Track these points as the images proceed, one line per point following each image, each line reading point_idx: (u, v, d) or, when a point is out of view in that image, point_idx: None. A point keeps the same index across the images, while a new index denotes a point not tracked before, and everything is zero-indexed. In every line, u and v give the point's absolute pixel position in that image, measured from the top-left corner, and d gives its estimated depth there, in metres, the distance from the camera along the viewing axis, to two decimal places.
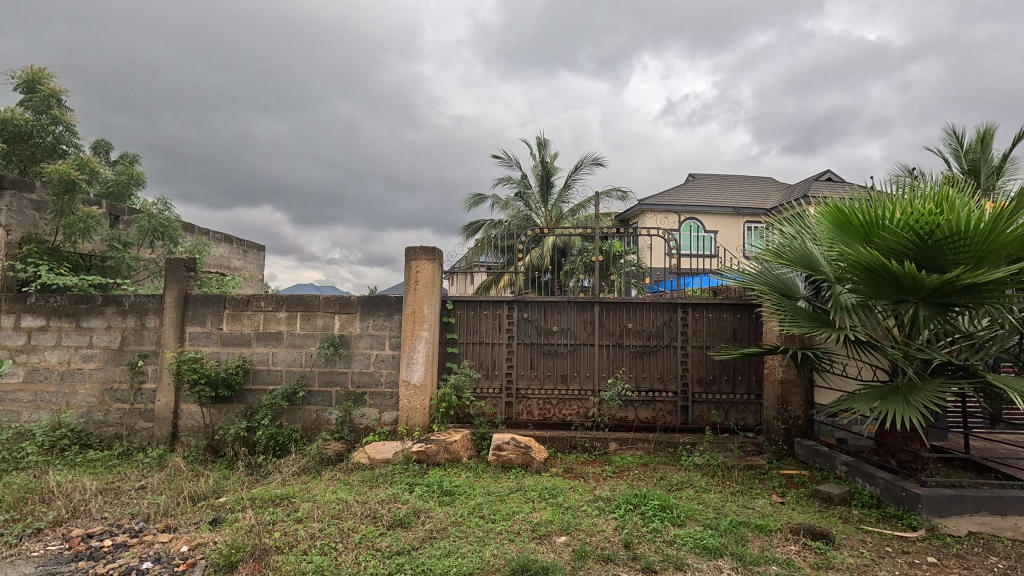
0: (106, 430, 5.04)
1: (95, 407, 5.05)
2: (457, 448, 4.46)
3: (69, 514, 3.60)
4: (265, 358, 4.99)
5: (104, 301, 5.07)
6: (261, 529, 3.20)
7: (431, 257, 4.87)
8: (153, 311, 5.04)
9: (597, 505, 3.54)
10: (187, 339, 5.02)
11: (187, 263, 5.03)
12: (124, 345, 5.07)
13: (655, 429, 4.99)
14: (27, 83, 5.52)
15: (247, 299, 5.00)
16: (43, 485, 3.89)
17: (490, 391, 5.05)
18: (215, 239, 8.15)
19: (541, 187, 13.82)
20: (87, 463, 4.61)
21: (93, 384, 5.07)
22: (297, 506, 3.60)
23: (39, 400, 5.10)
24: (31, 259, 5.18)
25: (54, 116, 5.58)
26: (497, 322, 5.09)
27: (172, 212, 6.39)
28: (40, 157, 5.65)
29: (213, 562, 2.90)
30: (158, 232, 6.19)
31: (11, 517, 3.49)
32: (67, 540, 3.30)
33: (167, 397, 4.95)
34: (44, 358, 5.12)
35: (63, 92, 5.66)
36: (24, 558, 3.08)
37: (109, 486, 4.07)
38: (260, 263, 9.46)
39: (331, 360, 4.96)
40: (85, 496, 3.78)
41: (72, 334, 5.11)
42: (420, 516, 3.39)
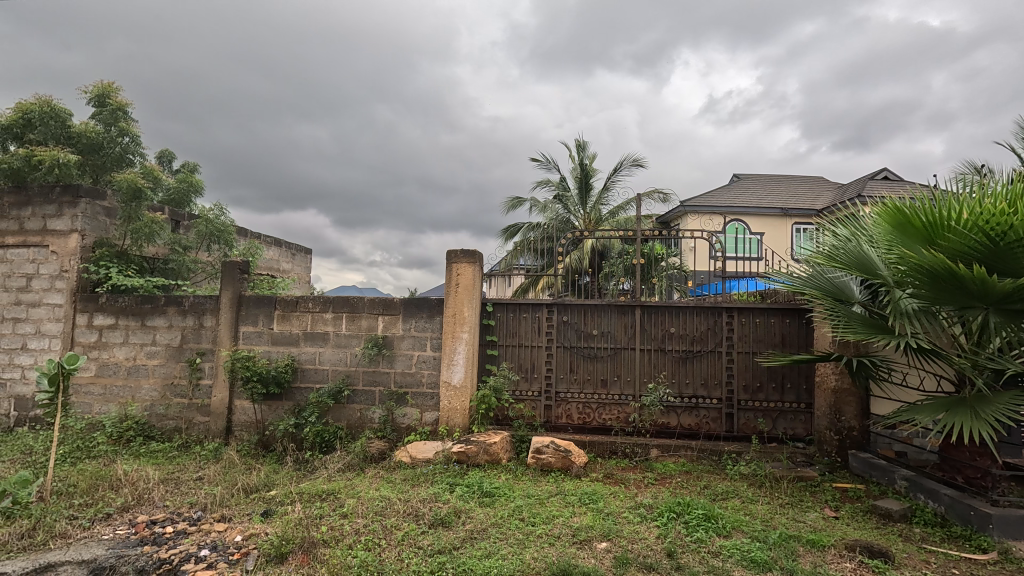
0: (167, 423, 5.34)
1: (158, 401, 5.37)
2: (497, 450, 4.48)
3: (135, 500, 3.84)
4: (313, 358, 5.17)
5: (166, 301, 5.38)
6: (310, 522, 3.33)
7: (471, 260, 4.92)
8: (209, 311, 5.32)
9: (639, 512, 3.48)
10: (241, 338, 5.27)
11: (241, 265, 5.26)
12: (184, 343, 5.36)
13: (698, 437, 4.87)
14: (98, 98, 6.01)
15: (296, 300, 5.20)
16: (112, 473, 4.16)
17: (529, 394, 5.05)
18: (266, 243, 8.52)
19: (579, 189, 13.70)
20: (150, 454, 4.90)
21: (156, 379, 5.38)
22: (342, 502, 3.71)
23: (108, 394, 5.46)
24: (103, 262, 5.57)
25: (121, 128, 6.01)
26: (536, 324, 5.08)
27: (227, 217, 6.70)
28: (110, 167, 6.08)
29: (265, 552, 3.03)
30: (215, 236, 6.52)
31: (85, 501, 3.76)
32: (132, 525, 3.52)
33: (222, 393, 5.20)
34: (113, 355, 5.48)
35: (128, 104, 6.08)
36: (95, 540, 3.31)
37: (170, 475, 4.32)
38: (307, 266, 9.84)
39: (374, 360, 5.09)
40: (149, 484, 4.02)
41: (137, 331, 5.44)
42: (461, 516, 3.43)
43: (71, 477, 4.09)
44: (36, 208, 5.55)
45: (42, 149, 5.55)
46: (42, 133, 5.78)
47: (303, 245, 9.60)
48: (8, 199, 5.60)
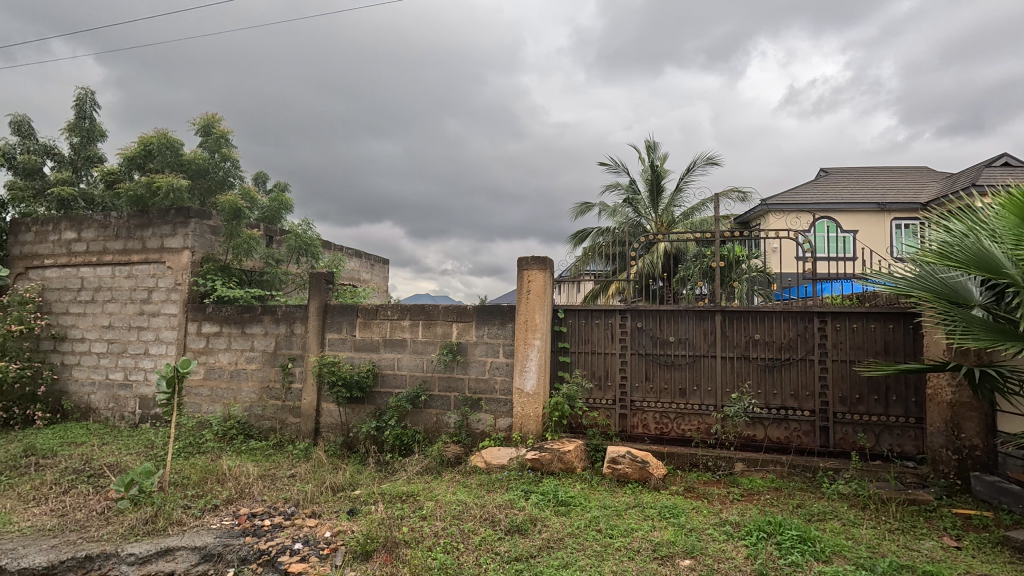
0: (264, 423, 5.77)
1: (256, 402, 5.83)
2: (571, 459, 4.42)
3: (238, 494, 4.18)
4: (392, 364, 5.39)
5: (263, 310, 5.85)
6: (392, 522, 3.46)
7: (542, 266, 4.93)
8: (299, 319, 5.72)
9: (724, 529, 3.29)
10: (327, 344, 5.60)
11: (326, 276, 5.61)
12: (278, 349, 5.79)
13: (788, 451, 4.53)
14: (204, 128, 6.69)
15: (376, 308, 5.45)
16: (219, 468, 4.57)
17: (603, 402, 4.94)
18: (348, 254, 9.03)
19: (651, 191, 13.33)
20: (250, 451, 5.33)
21: (254, 382, 5.85)
22: (421, 504, 3.83)
23: (214, 395, 6.01)
24: (209, 275, 6.16)
25: (224, 154, 6.69)
26: (609, 331, 4.98)
27: (313, 232, 7.17)
28: (214, 189, 6.76)
29: (351, 549, 3.18)
30: (303, 249, 7.00)
31: (197, 492, 4.16)
32: (236, 517, 3.84)
33: (311, 396, 5.56)
34: (218, 359, 6.02)
35: (229, 132, 6.76)
36: (206, 529, 3.64)
37: (267, 472, 4.67)
38: (385, 276, 10.32)
39: (449, 366, 5.22)
40: (249, 480, 4.37)
41: (238, 338, 5.96)
42: (537, 524, 3.41)
43: (185, 470, 4.54)
44: (155, 229, 6.23)
45: (160, 177, 6.27)
46: (159, 162, 6.52)
47: (381, 256, 10.08)
48: (133, 221, 6.34)
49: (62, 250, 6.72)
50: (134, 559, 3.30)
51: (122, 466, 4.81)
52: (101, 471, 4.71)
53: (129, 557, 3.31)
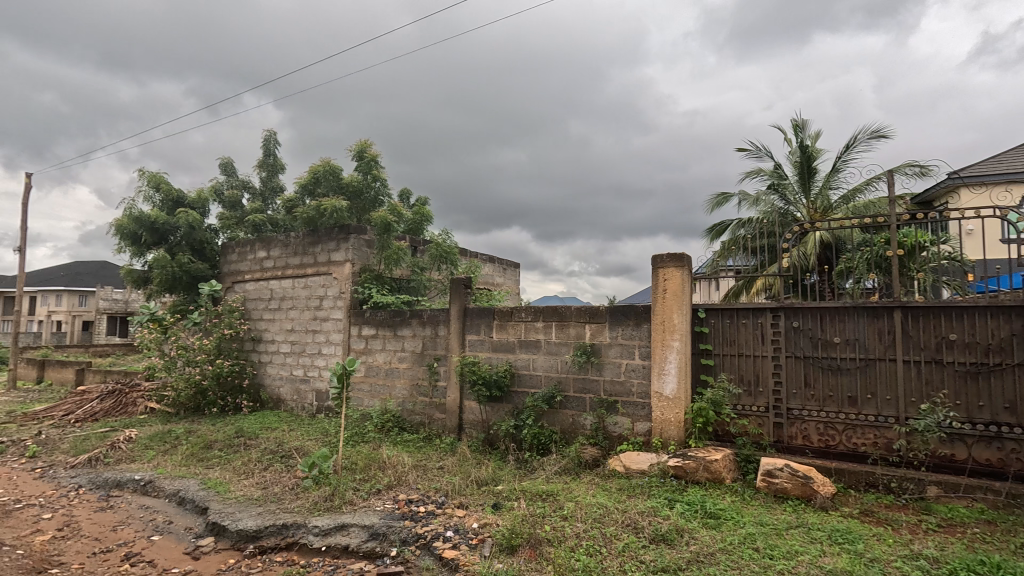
0: (415, 417, 6.31)
1: (407, 398, 6.40)
2: (719, 468, 4.12)
3: (397, 481, 4.62)
4: (528, 364, 5.54)
5: (411, 314, 6.42)
6: (535, 519, 3.54)
7: (679, 263, 4.68)
8: (442, 322, 6.16)
9: (917, 564, 2.80)
10: (467, 345, 5.95)
11: (465, 281, 5.97)
12: (424, 350, 6.31)
13: (1004, 477, 3.71)
14: (358, 153, 7.54)
15: (511, 311, 5.65)
16: (380, 456, 5.10)
17: (754, 409, 4.52)
18: (483, 260, 9.50)
19: (801, 175, 11.92)
20: (404, 442, 5.87)
21: (406, 380, 6.43)
22: (562, 504, 3.87)
23: (373, 390, 6.73)
24: (366, 284, 6.97)
25: (374, 175, 7.50)
26: (758, 332, 4.54)
27: (451, 240, 7.69)
28: (368, 208, 7.62)
29: (498, 542, 3.33)
30: (443, 257, 7.55)
31: (364, 477, 4.69)
32: (395, 501, 4.24)
33: (455, 394, 5.94)
34: (375, 359, 6.73)
35: (378, 155, 7.54)
36: (373, 510, 4.09)
37: (420, 462, 5.10)
38: (517, 279, 10.66)
39: (583, 367, 5.21)
40: (405, 469, 4.81)
41: (391, 340, 6.60)
42: (684, 535, 3.24)
43: (353, 457, 5.15)
44: (323, 245, 7.20)
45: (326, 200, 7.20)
46: (325, 187, 7.51)
47: (512, 260, 10.44)
48: (306, 240, 7.39)
49: (257, 266, 8.08)
50: (317, 531, 3.82)
51: (305, 450, 5.62)
52: (290, 453, 5.55)
53: (314, 529, 3.84)
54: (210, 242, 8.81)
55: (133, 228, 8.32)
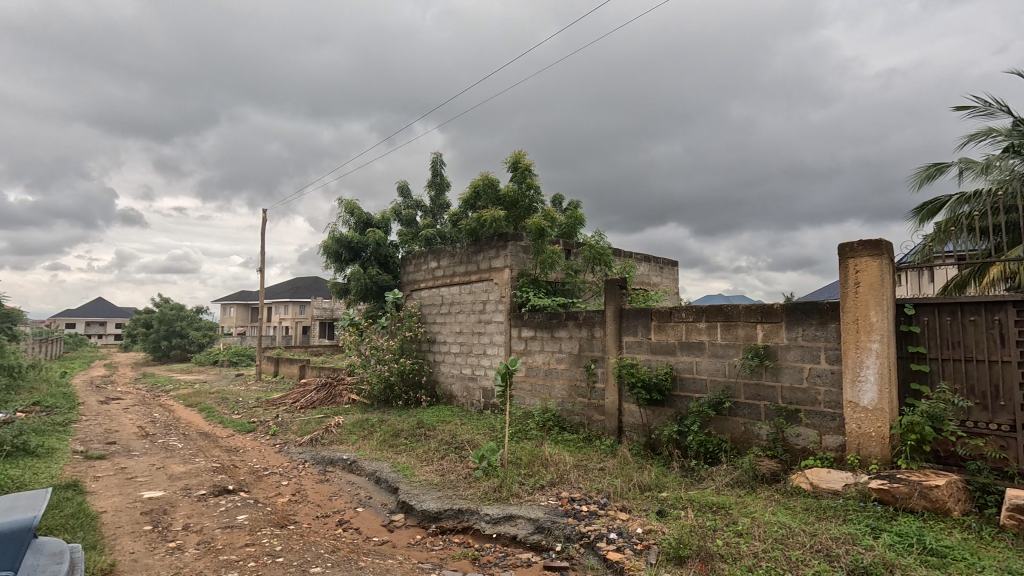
0: (574, 417, 6.39)
1: (566, 398, 6.52)
2: (943, 497, 3.38)
3: (559, 478, 4.74)
4: (691, 367, 5.23)
5: (567, 316, 6.55)
6: (706, 532, 3.33)
7: (876, 251, 3.99)
8: (598, 323, 6.17)
9: None
10: (625, 347, 5.84)
11: (620, 282, 5.87)
12: (581, 351, 6.37)
13: None
14: (513, 165, 7.97)
15: (670, 311, 5.41)
16: (542, 454, 5.29)
17: (992, 428, 3.63)
18: (638, 260, 9.26)
19: None
20: (565, 441, 5.98)
21: (564, 380, 6.57)
22: (736, 518, 3.58)
23: (534, 390, 6.99)
24: (523, 288, 7.35)
25: (529, 184, 7.87)
26: (996, 331, 3.64)
27: (605, 242, 7.66)
28: (523, 215, 8.01)
29: (664, 550, 3.22)
30: (597, 259, 7.56)
31: (528, 471, 4.91)
32: (559, 498, 4.36)
33: (613, 396, 5.87)
34: (535, 359, 6.99)
35: (531, 164, 7.89)
36: (537, 505, 4.25)
37: (581, 462, 5.16)
38: (675, 278, 10.16)
39: (756, 372, 4.75)
40: (567, 468, 4.91)
41: (549, 341, 6.80)
42: (894, 571, 2.74)
43: (518, 452, 5.43)
44: (485, 253, 7.74)
45: (485, 211, 7.74)
46: (484, 200, 8.06)
47: (669, 258, 9.98)
48: (470, 249, 8.02)
49: (429, 275, 9.02)
50: (489, 518, 4.12)
51: (475, 443, 6.10)
52: (462, 445, 6.08)
53: (486, 516, 4.15)
54: (392, 256, 10.11)
55: (336, 248, 9.95)
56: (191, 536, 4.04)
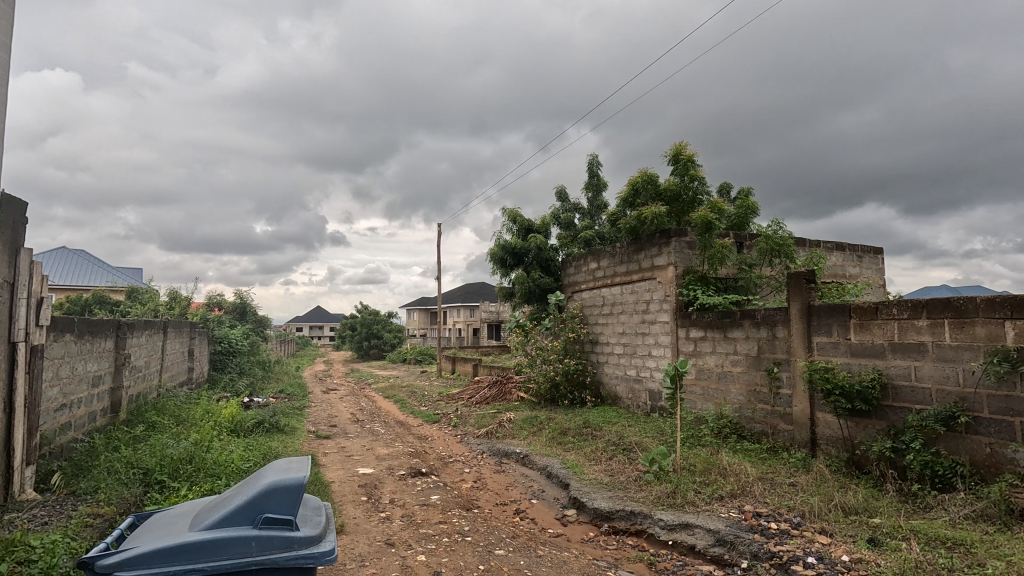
0: (755, 426, 5.84)
1: (745, 404, 6.00)
2: None
3: (740, 490, 4.39)
4: (907, 374, 4.40)
5: (742, 315, 6.03)
6: (937, 570, 2.88)
7: None
8: (780, 322, 5.56)
9: None
10: (816, 348, 5.13)
11: (807, 275, 5.18)
12: (761, 353, 5.81)
13: None
14: (674, 157, 7.63)
15: (875, 306, 4.63)
16: (719, 462, 4.95)
17: None
18: (828, 249, 8.09)
19: None
20: (745, 451, 5.50)
21: (742, 385, 6.05)
22: (981, 560, 2.92)
23: (707, 394, 6.56)
24: (690, 286, 6.98)
25: (692, 176, 7.47)
26: None
27: (785, 231, 6.84)
28: (687, 209, 7.63)
29: None
30: (776, 251, 6.78)
31: (705, 479, 4.65)
32: (742, 512, 4.03)
33: (803, 403, 5.22)
34: (706, 361, 6.57)
35: (694, 154, 7.46)
36: (717, 515, 4.00)
37: (766, 475, 4.70)
38: (879, 267, 8.63)
39: (1006, 381, 3.79)
40: (749, 479, 4.52)
41: (722, 342, 6.34)
42: None
43: (691, 459, 5.17)
44: (646, 252, 7.53)
45: (645, 208, 7.53)
46: (644, 197, 7.84)
47: (871, 244, 8.51)
48: (630, 248, 7.88)
49: (590, 276, 9.09)
50: (663, 524, 4.01)
51: (644, 446, 5.96)
52: (631, 447, 5.99)
53: (660, 521, 4.04)
54: (553, 259, 10.45)
55: (501, 254, 10.62)
56: (396, 509, 4.71)
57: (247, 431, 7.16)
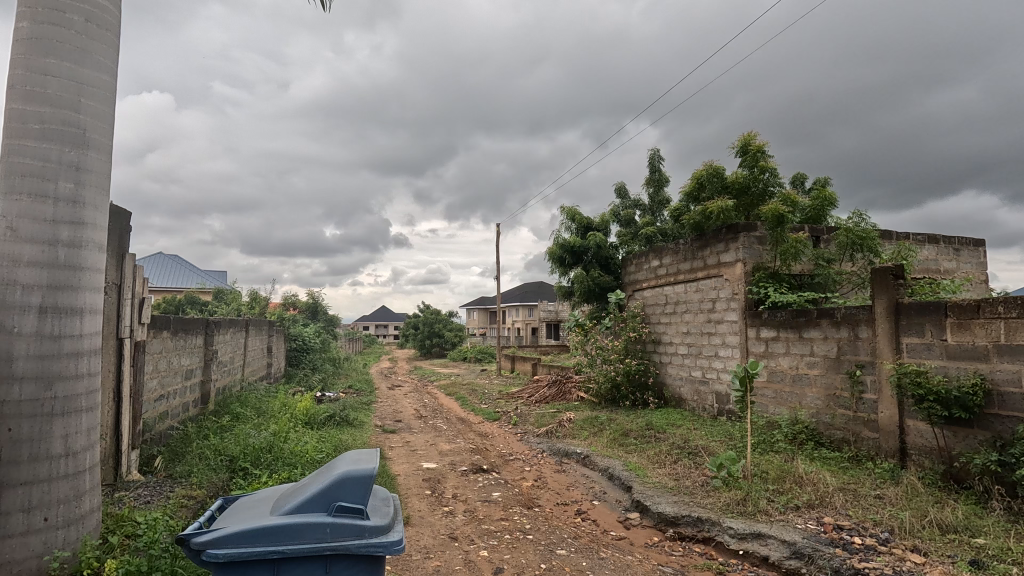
0: (835, 433, 5.45)
1: (823, 410, 5.62)
2: None
3: (819, 500, 4.11)
4: (1016, 379, 3.95)
5: (820, 314, 5.66)
6: None
7: None
8: (864, 322, 5.16)
9: None
10: (905, 350, 4.71)
11: (895, 270, 4.75)
12: (841, 355, 5.41)
13: None
14: (742, 148, 7.27)
15: (976, 304, 4.19)
16: (794, 470, 4.66)
17: None
18: (919, 242, 7.41)
19: None
20: (824, 459, 5.14)
21: (819, 389, 5.68)
22: None
23: (780, 397, 6.19)
24: (762, 283, 6.62)
25: (762, 167, 7.09)
26: None
27: (868, 223, 6.34)
28: (756, 202, 7.25)
29: None
30: (857, 245, 6.29)
31: (779, 488, 4.39)
32: (821, 523, 3.77)
33: (891, 410, 4.81)
34: (779, 363, 6.20)
35: (764, 144, 7.09)
36: (792, 526, 3.77)
37: (848, 485, 4.38)
38: (979, 261, 7.82)
39: None
40: (829, 489, 4.23)
41: (797, 343, 5.96)
42: None
43: (764, 465, 4.90)
44: (712, 248, 7.24)
45: (711, 202, 7.21)
46: (709, 191, 7.52)
47: (969, 236, 7.72)
48: (695, 245, 7.60)
49: (652, 274, 8.85)
50: (733, 532, 3.83)
51: (712, 450, 5.72)
52: (697, 450, 5.77)
53: (729, 529, 3.86)
54: (613, 257, 10.28)
55: (560, 253, 10.56)
56: (459, 504, 4.80)
57: (320, 424, 7.58)
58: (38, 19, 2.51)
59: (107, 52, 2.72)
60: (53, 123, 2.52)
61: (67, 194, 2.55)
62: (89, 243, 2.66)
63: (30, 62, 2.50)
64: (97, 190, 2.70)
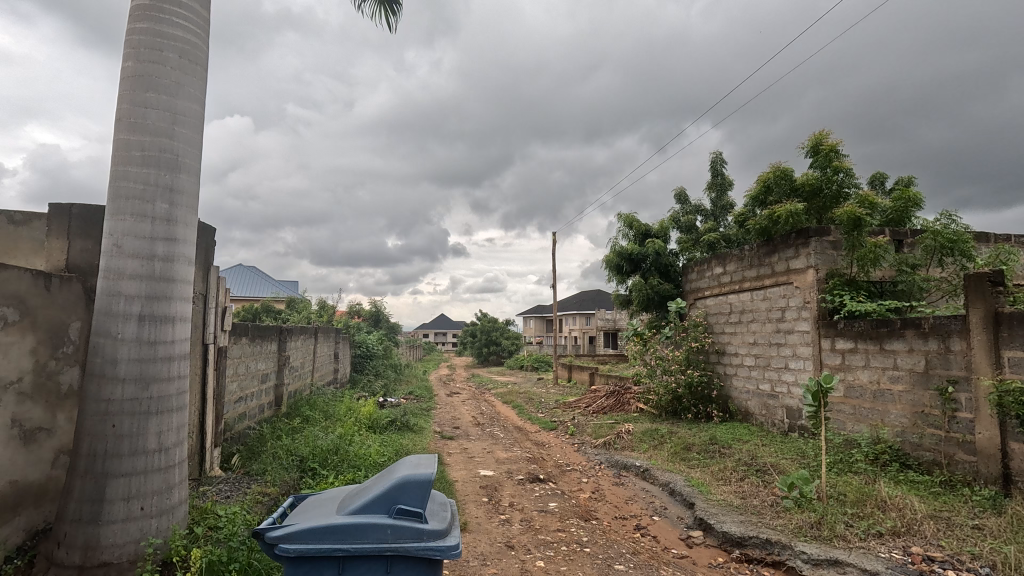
0: (924, 454, 4.98)
1: (909, 428, 5.16)
2: None
3: (905, 528, 3.77)
4: None
5: (903, 324, 5.23)
6: None
7: None
8: (957, 333, 4.71)
9: None
10: (1006, 365, 4.25)
11: (992, 276, 4.32)
12: (930, 369, 4.96)
13: None
14: (813, 148, 6.87)
15: None
16: (876, 493, 4.31)
17: None
18: (1022, 244, 6.68)
19: None
20: (911, 483, 4.72)
21: (904, 406, 5.23)
22: None
23: (858, 414, 5.75)
24: (836, 291, 6.20)
25: (835, 167, 6.66)
26: None
27: (959, 225, 5.80)
28: (830, 205, 6.81)
29: None
30: (946, 248, 5.78)
31: (858, 512, 4.07)
32: (908, 553, 3.47)
33: (990, 431, 4.35)
34: (858, 377, 5.77)
35: (837, 143, 6.66)
36: (874, 554, 3.49)
37: (939, 513, 3.99)
38: None
39: None
40: (917, 516, 3.88)
41: (878, 355, 5.53)
42: None
43: (841, 487, 4.56)
44: (781, 254, 6.89)
45: (779, 205, 6.78)
46: (776, 194, 7.16)
47: None
48: (762, 251, 7.26)
49: (714, 282, 8.52)
50: (807, 557, 3.59)
51: (782, 468, 5.40)
52: (765, 468, 5.47)
53: (802, 554, 3.62)
54: (673, 265, 10.00)
55: (617, 261, 10.41)
56: (515, 513, 4.81)
57: (382, 428, 7.86)
58: (140, 57, 2.82)
59: (197, 84, 3.00)
60: (152, 150, 2.81)
61: (163, 214, 2.83)
62: (181, 257, 2.92)
63: (134, 96, 2.80)
64: (188, 209, 2.97)
